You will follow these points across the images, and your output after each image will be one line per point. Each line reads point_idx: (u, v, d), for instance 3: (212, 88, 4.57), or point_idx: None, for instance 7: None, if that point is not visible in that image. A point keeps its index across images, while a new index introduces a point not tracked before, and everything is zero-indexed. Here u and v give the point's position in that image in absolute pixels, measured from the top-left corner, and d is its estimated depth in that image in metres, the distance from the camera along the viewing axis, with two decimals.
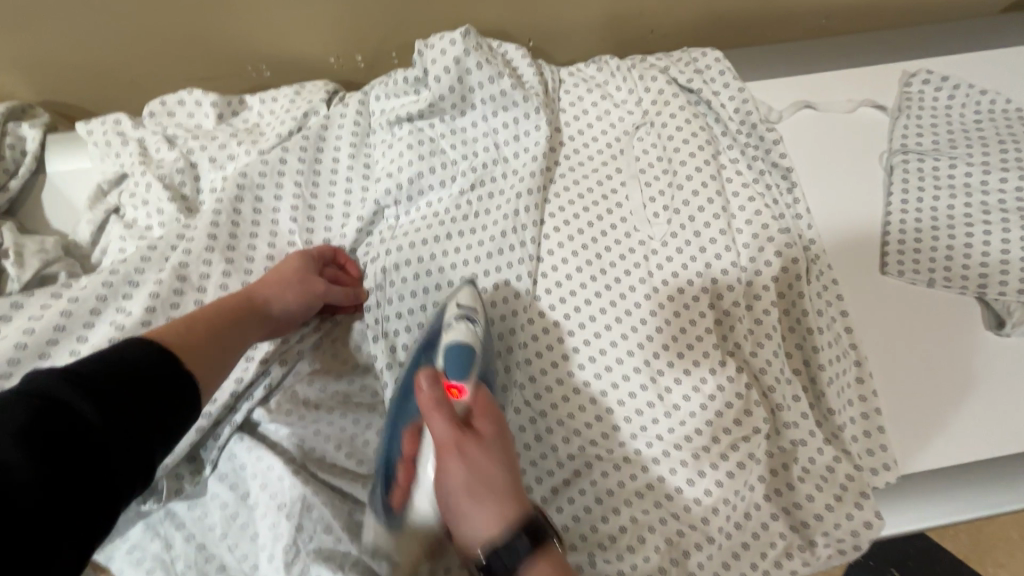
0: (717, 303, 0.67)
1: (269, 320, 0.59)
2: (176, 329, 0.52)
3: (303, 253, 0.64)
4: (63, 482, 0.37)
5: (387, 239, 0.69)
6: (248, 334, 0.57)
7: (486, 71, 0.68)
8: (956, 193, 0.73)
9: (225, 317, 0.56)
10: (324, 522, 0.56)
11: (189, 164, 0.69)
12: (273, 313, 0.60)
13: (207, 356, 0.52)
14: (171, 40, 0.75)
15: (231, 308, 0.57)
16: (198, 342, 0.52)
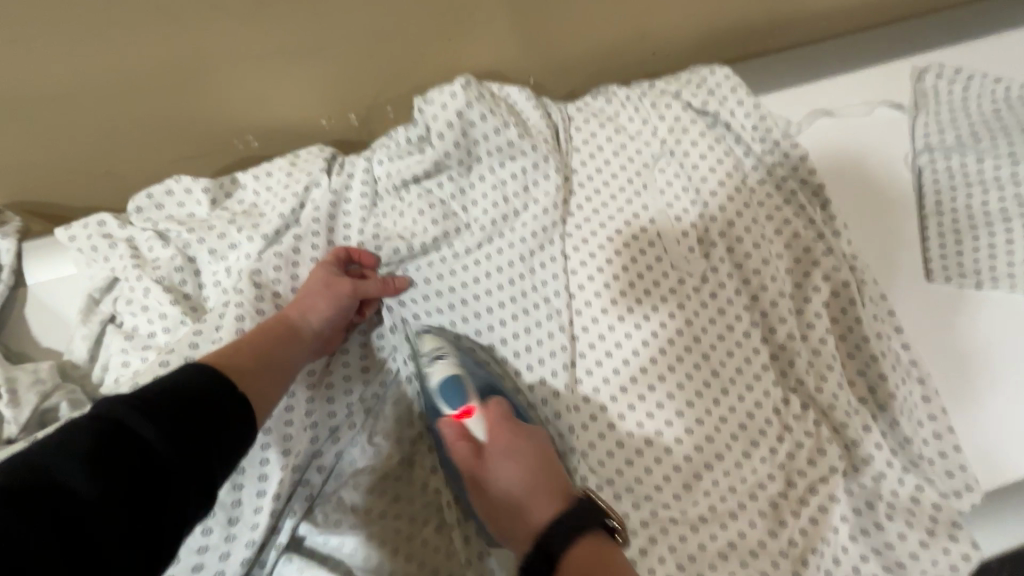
0: (771, 337, 0.64)
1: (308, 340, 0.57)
2: (224, 354, 0.50)
3: (336, 268, 0.62)
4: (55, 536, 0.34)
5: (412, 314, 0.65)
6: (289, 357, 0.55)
7: (491, 122, 0.64)
8: (987, 189, 0.71)
9: (267, 340, 0.54)
10: None
11: (187, 259, 0.63)
12: (311, 332, 0.57)
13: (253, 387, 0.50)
14: (146, 122, 0.68)
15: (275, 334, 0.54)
16: (246, 373, 0.50)
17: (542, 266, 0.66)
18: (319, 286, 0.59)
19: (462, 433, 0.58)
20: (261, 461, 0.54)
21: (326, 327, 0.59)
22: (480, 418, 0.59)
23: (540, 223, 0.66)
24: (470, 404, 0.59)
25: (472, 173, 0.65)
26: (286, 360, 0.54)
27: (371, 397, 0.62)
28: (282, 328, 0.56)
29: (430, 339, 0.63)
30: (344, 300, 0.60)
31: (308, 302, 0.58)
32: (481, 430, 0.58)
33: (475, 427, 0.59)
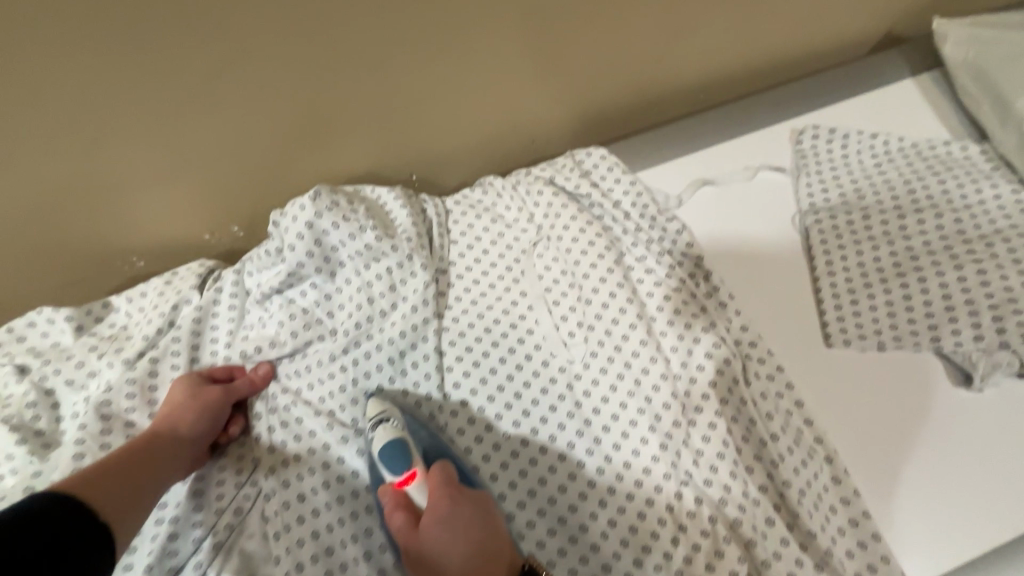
0: (657, 425, 0.58)
1: (181, 450, 0.55)
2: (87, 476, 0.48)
3: (189, 376, 0.60)
4: None
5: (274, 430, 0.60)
6: (161, 470, 0.53)
7: (344, 229, 0.64)
8: (878, 243, 0.69)
9: (132, 459, 0.52)
10: None
11: (45, 393, 0.61)
12: (181, 441, 0.56)
13: (124, 504, 0.48)
14: (19, 256, 0.69)
15: (139, 450, 0.53)
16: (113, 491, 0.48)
17: (415, 365, 0.64)
18: (183, 396, 0.58)
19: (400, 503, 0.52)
20: None
21: (199, 436, 0.57)
22: (422, 485, 0.53)
23: (410, 321, 0.63)
24: (414, 468, 0.54)
25: (338, 278, 0.65)
26: (153, 477, 0.52)
27: (224, 528, 0.55)
28: (149, 443, 0.54)
29: (373, 404, 0.59)
30: (220, 409, 0.59)
31: (179, 412, 0.57)
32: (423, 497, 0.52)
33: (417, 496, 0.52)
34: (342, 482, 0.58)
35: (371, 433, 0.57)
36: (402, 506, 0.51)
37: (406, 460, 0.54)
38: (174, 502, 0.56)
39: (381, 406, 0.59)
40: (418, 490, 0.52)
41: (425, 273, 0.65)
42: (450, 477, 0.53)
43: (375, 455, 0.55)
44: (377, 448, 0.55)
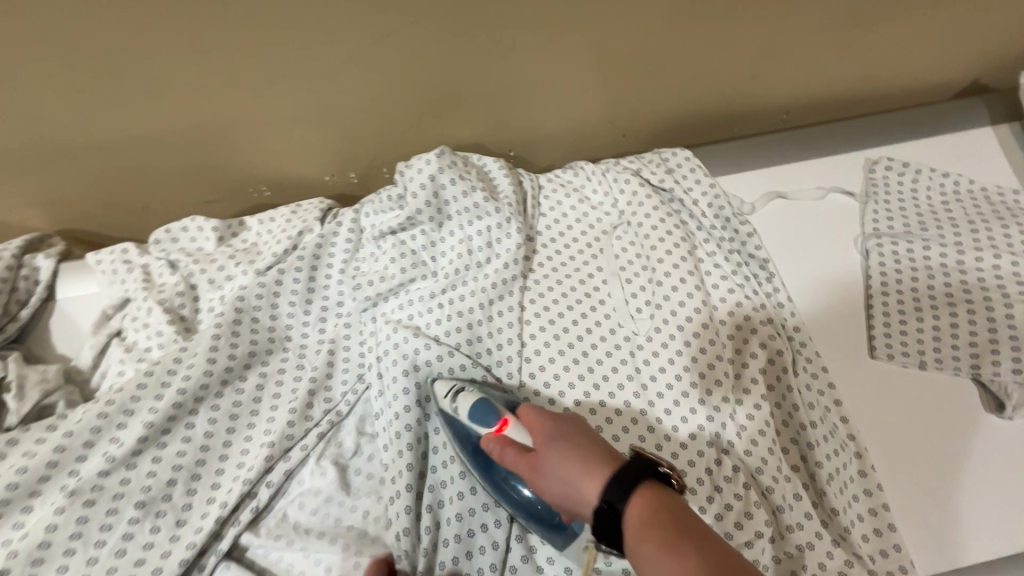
0: (708, 398, 0.66)
1: None
2: None
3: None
4: None
5: (372, 349, 0.69)
6: None
7: (459, 186, 0.74)
8: (934, 273, 0.74)
9: None
10: None
11: (190, 286, 0.72)
12: None
13: None
14: (174, 176, 0.79)
15: None
16: None
17: (500, 314, 0.72)
18: None
19: (508, 444, 0.54)
20: (217, 471, 0.60)
21: None
22: (521, 427, 0.55)
23: (501, 275, 0.73)
24: (504, 416, 0.56)
25: (443, 229, 0.74)
26: None
27: (327, 422, 0.66)
28: None
29: (442, 381, 0.65)
30: None
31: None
32: (526, 436, 0.54)
33: (518, 435, 0.54)
34: (425, 399, 0.67)
35: (455, 402, 0.61)
36: (512, 444, 0.54)
37: (495, 412, 0.57)
38: (287, 394, 0.66)
39: (451, 381, 0.65)
40: (517, 431, 0.55)
41: (518, 235, 0.74)
42: (540, 410, 0.56)
43: (465, 419, 0.59)
44: (465, 413, 0.60)
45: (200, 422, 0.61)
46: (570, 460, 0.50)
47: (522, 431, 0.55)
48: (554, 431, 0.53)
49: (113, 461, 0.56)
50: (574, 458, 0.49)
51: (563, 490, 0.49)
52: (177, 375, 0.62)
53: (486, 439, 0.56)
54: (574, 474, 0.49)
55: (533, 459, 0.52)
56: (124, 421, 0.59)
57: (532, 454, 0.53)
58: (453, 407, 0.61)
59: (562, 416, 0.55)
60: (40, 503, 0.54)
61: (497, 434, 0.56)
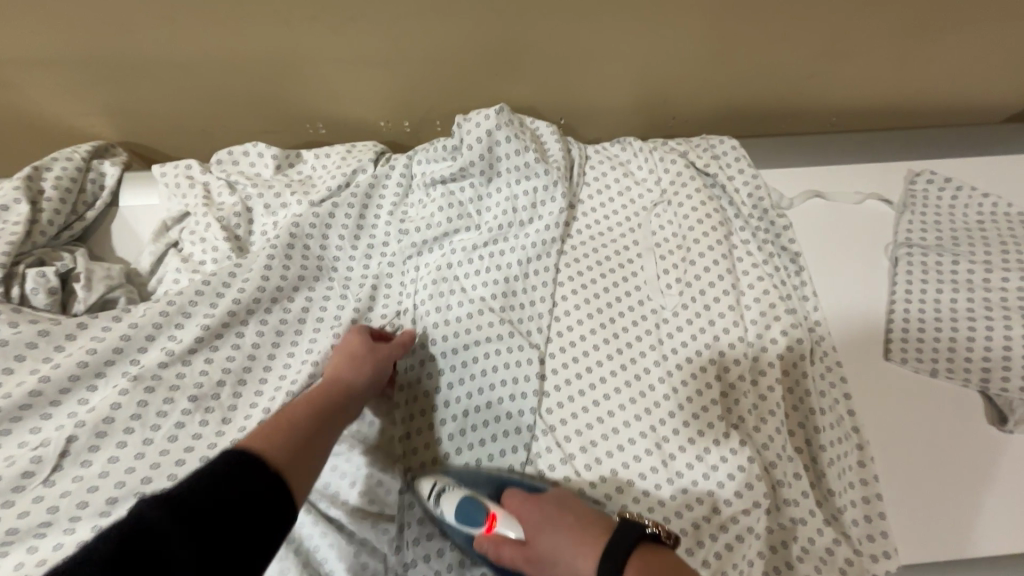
0: (724, 375, 0.70)
1: (350, 404, 0.59)
2: (259, 437, 0.49)
3: (361, 331, 0.66)
4: (215, 553, 0.39)
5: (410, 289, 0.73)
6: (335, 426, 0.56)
7: (513, 144, 0.76)
8: (959, 287, 0.76)
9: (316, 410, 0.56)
10: (336, 552, 0.59)
11: (246, 209, 0.76)
12: (353, 393, 0.60)
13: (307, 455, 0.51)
14: (239, 104, 0.83)
15: (319, 406, 0.56)
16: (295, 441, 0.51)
17: (535, 272, 0.75)
18: (363, 351, 0.64)
19: (502, 542, 0.56)
20: (261, 378, 0.65)
21: (364, 390, 0.61)
22: (509, 518, 0.57)
23: (541, 236, 0.76)
24: (492, 510, 0.57)
25: (490, 184, 0.77)
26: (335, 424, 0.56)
27: None
28: (326, 398, 0.57)
29: (423, 479, 0.62)
30: (383, 370, 0.64)
31: (355, 360, 0.62)
32: (516, 527, 0.56)
33: (506, 529, 0.56)
34: (455, 339, 0.70)
35: (438, 505, 0.59)
36: (503, 540, 0.56)
37: (481, 509, 0.58)
38: (331, 318, 0.70)
39: (434, 477, 0.62)
40: (507, 524, 0.56)
41: (561, 200, 0.77)
42: (523, 495, 0.59)
43: (451, 523, 0.58)
44: (450, 517, 0.59)
45: (250, 333, 0.65)
46: (564, 545, 0.53)
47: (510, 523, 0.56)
48: (543, 517, 0.55)
49: (172, 356, 0.61)
50: (567, 543, 0.52)
51: (561, 573, 0.52)
52: (232, 287, 0.66)
53: (479, 541, 0.57)
54: (570, 553, 0.52)
55: (528, 550, 0.55)
56: (182, 322, 0.63)
57: (526, 546, 0.55)
58: (437, 511, 0.59)
59: (548, 496, 0.58)
60: (104, 383, 0.59)
61: (488, 534, 0.57)
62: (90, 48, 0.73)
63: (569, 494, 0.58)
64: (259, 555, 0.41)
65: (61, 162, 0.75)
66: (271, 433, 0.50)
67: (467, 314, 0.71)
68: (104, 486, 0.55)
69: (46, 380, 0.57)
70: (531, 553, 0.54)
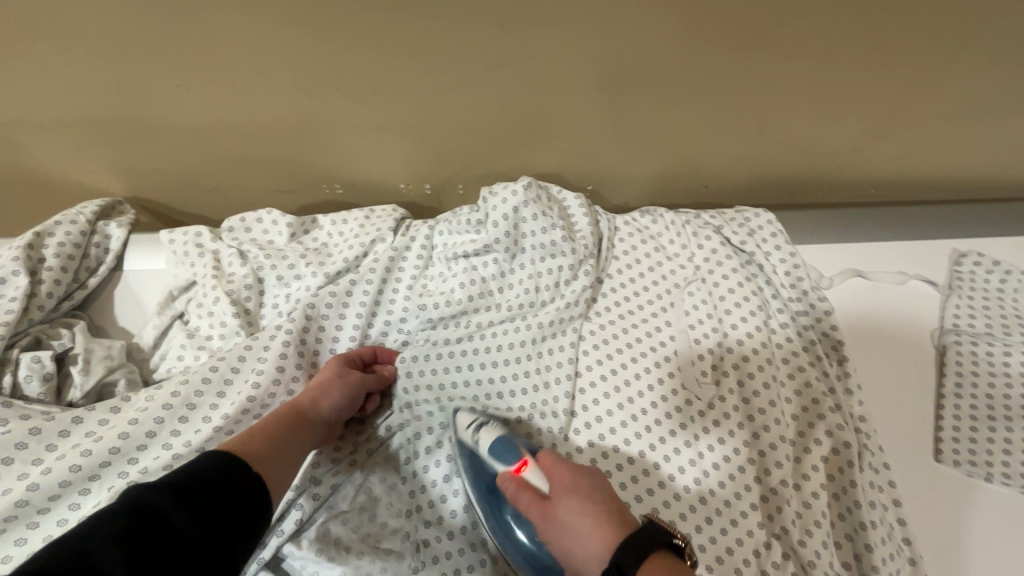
0: (764, 478, 0.65)
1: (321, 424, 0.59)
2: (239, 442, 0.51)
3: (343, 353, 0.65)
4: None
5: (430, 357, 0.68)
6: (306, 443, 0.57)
7: (540, 222, 0.73)
8: (1012, 382, 0.71)
9: (289, 422, 0.56)
10: None
11: (257, 280, 0.72)
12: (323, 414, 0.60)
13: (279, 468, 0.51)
14: (254, 166, 0.79)
15: (289, 418, 0.56)
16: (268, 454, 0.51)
17: (552, 351, 0.71)
18: (338, 373, 0.63)
19: (523, 487, 0.55)
20: None
21: (336, 415, 0.61)
22: (538, 467, 0.56)
23: (562, 314, 0.72)
24: (526, 457, 0.58)
25: (515, 259, 0.73)
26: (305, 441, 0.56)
27: None
28: (299, 412, 0.58)
29: (465, 413, 0.66)
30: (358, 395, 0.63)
31: (324, 390, 0.61)
32: (542, 480, 0.55)
33: (533, 477, 0.56)
34: None
35: (474, 436, 0.63)
36: (525, 488, 0.55)
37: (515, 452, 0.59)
38: None
39: (474, 413, 0.66)
40: (535, 471, 0.56)
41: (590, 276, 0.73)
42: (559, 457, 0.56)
43: (483, 453, 0.61)
44: (483, 448, 0.61)
45: None
46: (582, 511, 0.50)
47: (540, 475, 0.56)
48: (569, 477, 0.53)
49: (178, 458, 0.56)
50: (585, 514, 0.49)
51: (565, 540, 0.50)
52: (242, 373, 0.61)
53: (502, 478, 0.57)
54: (586, 529, 0.48)
55: (544, 507, 0.53)
56: (187, 416, 0.58)
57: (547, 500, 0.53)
58: (473, 440, 0.63)
59: (580, 466, 0.55)
60: (98, 487, 0.54)
61: (514, 474, 0.57)
62: (100, 112, 0.69)
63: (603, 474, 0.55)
64: (237, 535, 0.42)
65: (65, 226, 0.71)
66: (247, 442, 0.51)
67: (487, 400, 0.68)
68: None
69: (34, 489, 0.52)
70: (548, 509, 0.52)
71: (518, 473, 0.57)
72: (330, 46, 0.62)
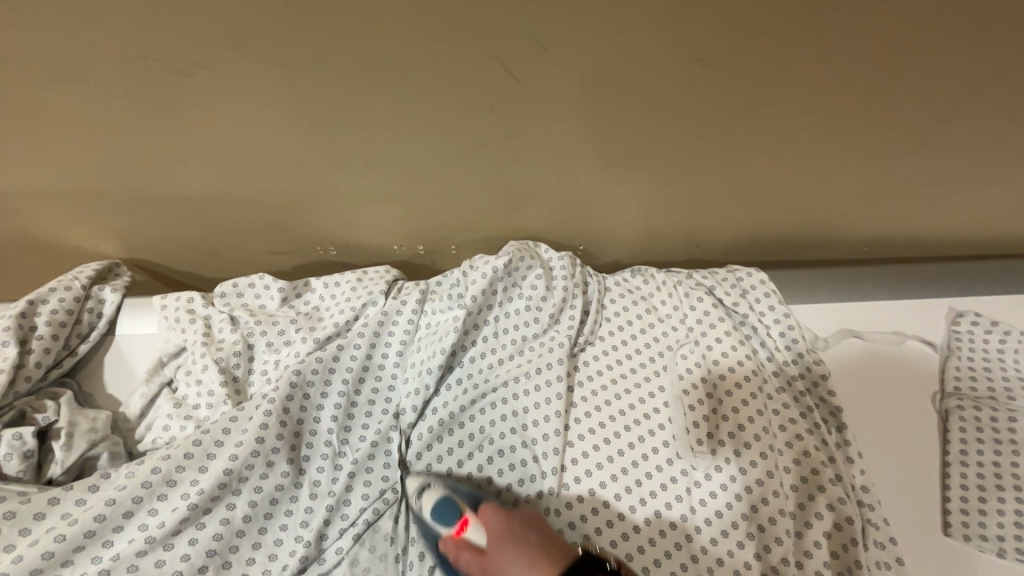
0: (764, 555, 0.63)
1: None
2: None
3: None
4: None
5: (425, 436, 0.68)
6: None
7: (509, 290, 0.74)
8: (1020, 449, 0.70)
9: None
10: None
11: (247, 346, 0.71)
12: None
13: None
14: (249, 230, 0.80)
15: None
16: None
17: (535, 424, 0.69)
18: None
19: (463, 546, 0.60)
20: (248, 559, 0.58)
21: None
22: (476, 525, 0.60)
23: (539, 380, 0.71)
24: (464, 515, 0.61)
25: (498, 325, 0.74)
26: None
27: (362, 523, 0.63)
28: None
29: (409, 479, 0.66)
30: None
31: None
32: (481, 536, 0.60)
33: (474, 535, 0.60)
34: None
35: (416, 500, 0.64)
36: (467, 548, 0.60)
37: (454, 511, 0.61)
38: (327, 481, 0.63)
39: (421, 477, 0.66)
40: (474, 532, 0.60)
41: (564, 338, 0.74)
42: (496, 509, 0.62)
43: (427, 517, 0.62)
44: (427, 512, 0.62)
45: (241, 503, 0.59)
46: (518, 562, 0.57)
47: (478, 533, 0.60)
48: (503, 529, 0.59)
49: (152, 542, 0.55)
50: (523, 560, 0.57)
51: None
52: (225, 447, 0.60)
53: (444, 541, 0.61)
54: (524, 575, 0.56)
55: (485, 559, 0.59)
56: (165, 493, 0.57)
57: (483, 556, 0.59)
58: (416, 506, 0.64)
59: (517, 512, 0.61)
60: (71, 573, 0.53)
61: (454, 536, 0.61)
62: (100, 184, 0.71)
63: (537, 515, 0.61)
64: None
65: (59, 293, 0.71)
66: None
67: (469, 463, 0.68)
68: None
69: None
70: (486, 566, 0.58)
71: (457, 533, 0.61)
72: (326, 123, 0.64)
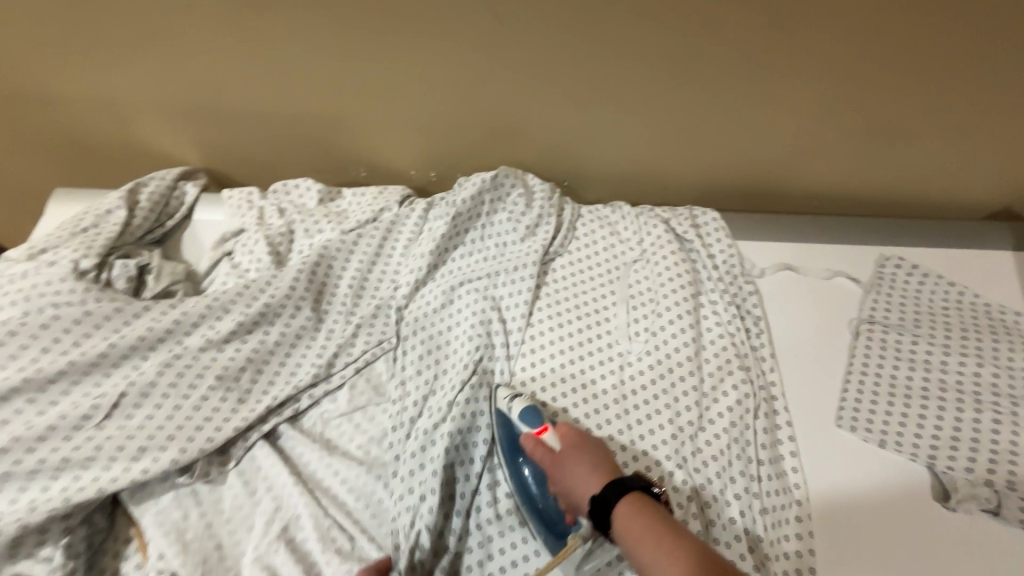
0: (675, 419, 0.77)
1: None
2: None
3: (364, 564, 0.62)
4: None
5: (415, 312, 0.85)
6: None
7: (499, 204, 0.92)
8: (915, 367, 0.81)
9: None
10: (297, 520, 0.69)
11: (289, 231, 0.92)
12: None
13: None
14: (299, 148, 1.01)
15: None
16: None
17: (508, 308, 0.86)
18: None
19: (541, 444, 0.67)
20: (275, 372, 0.78)
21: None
22: (554, 433, 0.67)
23: (512, 275, 0.88)
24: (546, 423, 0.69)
25: (484, 231, 0.91)
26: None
27: (363, 362, 0.81)
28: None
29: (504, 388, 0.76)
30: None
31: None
32: (556, 441, 0.66)
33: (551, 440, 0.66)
34: (431, 359, 0.81)
35: (508, 404, 0.73)
36: (542, 446, 0.66)
37: (540, 419, 0.70)
38: (339, 329, 0.83)
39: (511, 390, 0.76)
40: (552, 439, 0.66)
41: (539, 244, 0.90)
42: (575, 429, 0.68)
43: (515, 417, 0.71)
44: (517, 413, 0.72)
45: (275, 331, 0.79)
46: (586, 468, 0.63)
47: (555, 438, 0.66)
48: (580, 439, 0.66)
49: (210, 343, 0.75)
50: (588, 468, 0.63)
51: (574, 483, 0.63)
52: (266, 293, 0.80)
53: (525, 437, 0.68)
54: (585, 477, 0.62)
55: (557, 459, 0.65)
56: (220, 316, 0.78)
57: (556, 455, 0.65)
58: (508, 406, 0.73)
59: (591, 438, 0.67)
60: (154, 356, 0.75)
61: (534, 435, 0.68)
62: (192, 100, 0.94)
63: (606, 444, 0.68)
64: None
65: (156, 182, 0.94)
66: None
67: (446, 330, 0.84)
68: (136, 438, 0.69)
69: (113, 346, 0.72)
70: (555, 463, 0.65)
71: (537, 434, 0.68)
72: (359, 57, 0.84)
